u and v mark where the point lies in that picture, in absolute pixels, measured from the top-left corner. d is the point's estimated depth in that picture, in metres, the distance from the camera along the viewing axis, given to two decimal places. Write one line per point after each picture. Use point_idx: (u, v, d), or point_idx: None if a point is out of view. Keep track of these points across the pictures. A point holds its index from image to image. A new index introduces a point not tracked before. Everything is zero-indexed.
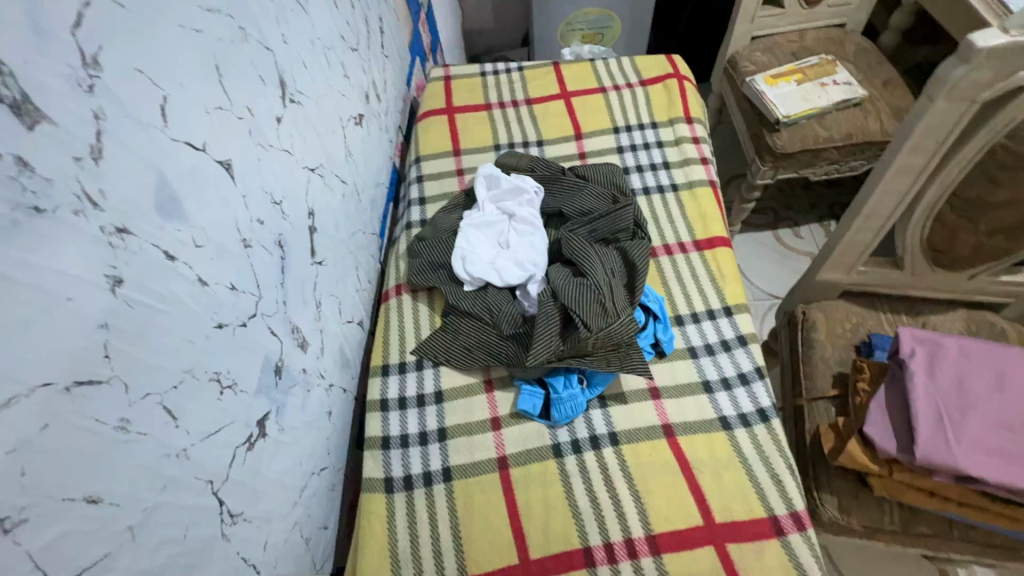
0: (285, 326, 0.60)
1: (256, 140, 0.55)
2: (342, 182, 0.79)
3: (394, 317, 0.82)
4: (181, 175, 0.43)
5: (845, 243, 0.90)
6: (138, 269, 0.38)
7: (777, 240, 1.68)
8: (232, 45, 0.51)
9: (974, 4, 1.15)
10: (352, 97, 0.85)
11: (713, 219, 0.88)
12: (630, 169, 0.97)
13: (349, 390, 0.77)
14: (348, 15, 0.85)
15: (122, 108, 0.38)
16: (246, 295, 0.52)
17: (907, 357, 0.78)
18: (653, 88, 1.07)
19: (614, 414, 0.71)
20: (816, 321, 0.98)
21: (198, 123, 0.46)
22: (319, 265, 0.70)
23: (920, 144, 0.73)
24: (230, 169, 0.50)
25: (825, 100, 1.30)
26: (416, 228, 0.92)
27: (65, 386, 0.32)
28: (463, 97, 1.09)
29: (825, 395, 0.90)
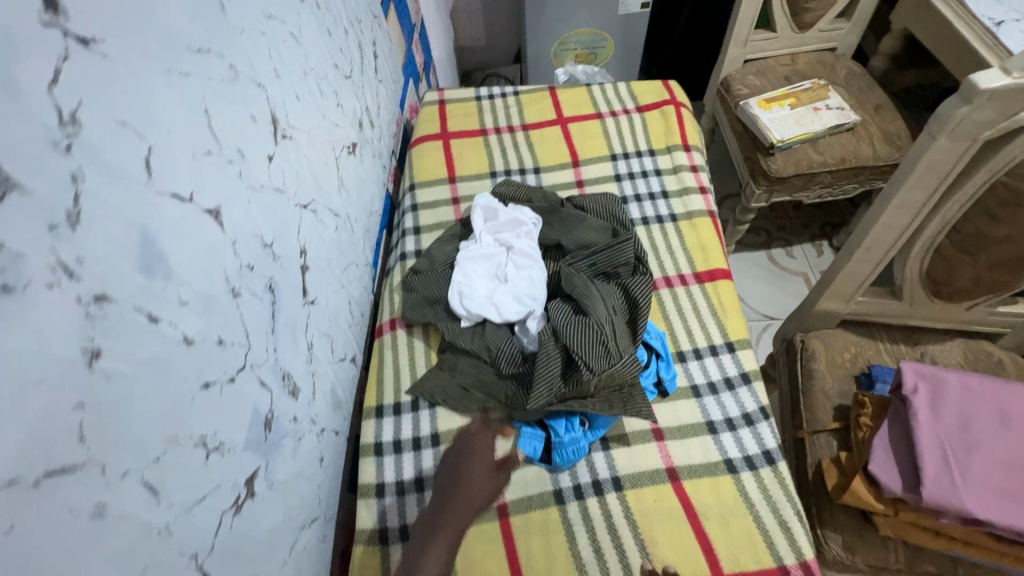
0: (276, 375, 0.57)
1: (246, 182, 0.53)
2: (335, 215, 0.77)
3: (389, 354, 0.79)
4: (167, 229, 0.41)
5: (845, 275, 0.90)
6: (118, 337, 0.35)
7: (771, 260, 1.68)
8: (221, 85, 0.49)
9: (974, 44, 1.16)
10: (345, 126, 0.83)
11: (713, 250, 0.87)
12: (628, 198, 0.95)
13: (341, 431, 0.74)
14: (342, 42, 0.83)
15: (102, 165, 0.35)
16: (234, 348, 0.49)
17: (910, 393, 0.77)
18: (650, 114, 1.06)
19: (616, 457, 0.69)
20: (815, 350, 0.98)
21: (185, 172, 0.43)
22: (311, 304, 0.67)
23: (921, 181, 0.73)
24: (219, 216, 0.48)
25: (818, 125, 1.30)
26: (411, 259, 0.90)
27: (33, 480, 0.29)
28: (458, 122, 1.07)
29: (827, 428, 0.89)
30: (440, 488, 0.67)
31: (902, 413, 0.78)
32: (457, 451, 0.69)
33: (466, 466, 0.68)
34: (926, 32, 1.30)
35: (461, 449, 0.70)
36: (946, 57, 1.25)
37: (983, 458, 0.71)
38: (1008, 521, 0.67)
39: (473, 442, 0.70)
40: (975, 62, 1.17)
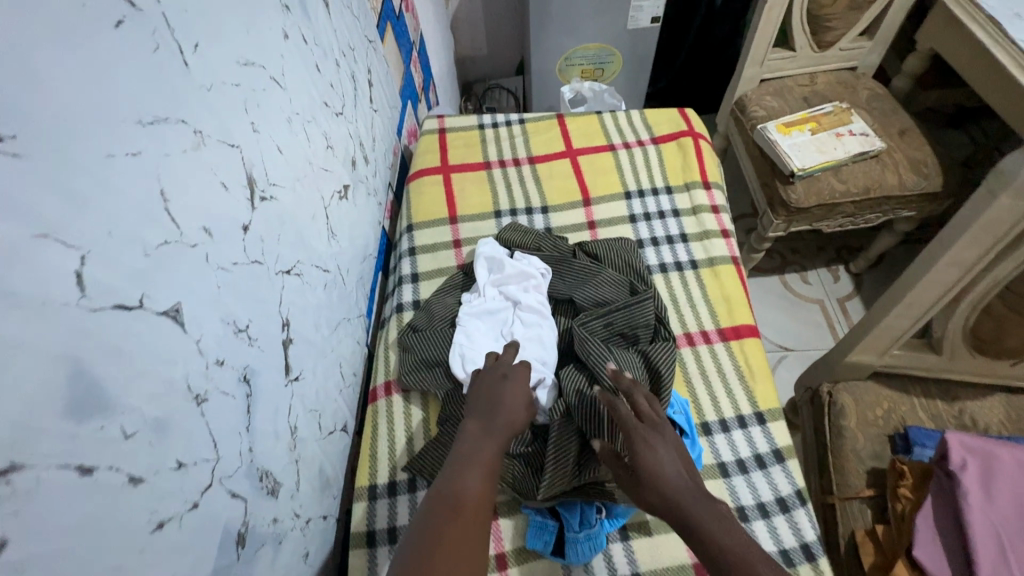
0: (252, 478, 0.50)
1: (215, 263, 0.45)
2: (324, 271, 0.69)
3: (384, 423, 0.72)
4: (107, 352, 0.33)
5: (880, 329, 0.82)
6: (33, 512, 0.28)
7: (785, 286, 1.61)
8: (183, 157, 0.42)
9: None
10: (336, 169, 0.76)
11: (738, 303, 0.80)
12: (644, 241, 0.88)
13: (330, 514, 0.66)
14: (332, 76, 0.75)
15: (10, 297, 0.27)
16: (198, 466, 0.42)
17: (959, 469, 0.70)
18: (666, 147, 0.98)
19: (637, 549, 0.62)
20: (845, 405, 0.90)
21: (134, 274, 0.36)
22: (295, 381, 0.60)
23: (976, 240, 0.65)
24: (179, 315, 0.40)
25: (841, 152, 1.23)
26: (408, 310, 0.82)
27: None
28: (460, 153, 1.00)
29: (860, 495, 0.82)
30: (478, 405, 0.60)
31: (946, 486, 0.72)
32: (501, 373, 0.62)
33: (509, 383, 0.61)
34: (956, 54, 1.23)
35: (497, 370, 0.63)
36: (979, 82, 1.18)
37: None
38: None
39: (512, 368, 0.63)
40: None
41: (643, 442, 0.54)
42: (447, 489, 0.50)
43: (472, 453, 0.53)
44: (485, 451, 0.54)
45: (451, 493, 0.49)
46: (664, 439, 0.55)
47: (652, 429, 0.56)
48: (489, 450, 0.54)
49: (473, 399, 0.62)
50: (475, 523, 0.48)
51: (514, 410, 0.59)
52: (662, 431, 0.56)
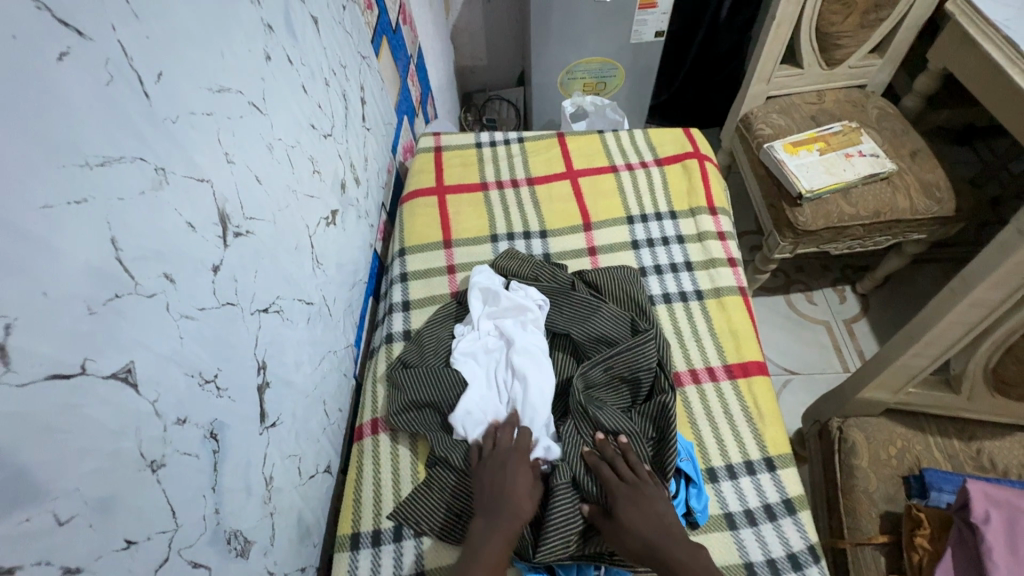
0: (217, 543, 0.45)
1: (178, 313, 0.41)
2: (307, 304, 0.65)
3: (369, 464, 0.68)
4: (35, 432, 0.29)
5: (895, 367, 0.78)
6: None
7: (790, 307, 1.57)
8: (140, 199, 0.38)
9: None
10: (323, 193, 0.72)
11: (747, 338, 0.76)
12: (647, 270, 0.84)
13: (310, 565, 0.62)
14: (321, 96, 0.71)
15: None
16: (153, 541, 0.38)
17: (981, 522, 0.66)
18: (671, 169, 0.95)
19: None
20: (856, 443, 0.86)
21: (72, 337, 0.32)
22: (272, 427, 0.56)
23: (1003, 281, 0.61)
24: (131, 375, 0.36)
25: (850, 173, 1.19)
26: (398, 341, 0.78)
27: None
28: (456, 174, 0.96)
29: (873, 541, 0.78)
30: (485, 497, 0.58)
31: (965, 536, 0.69)
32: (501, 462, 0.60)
33: (510, 468, 0.59)
34: (969, 74, 1.19)
35: (501, 446, 0.62)
36: (993, 102, 1.14)
37: None
38: None
39: (511, 450, 0.61)
40: None
41: (627, 501, 0.57)
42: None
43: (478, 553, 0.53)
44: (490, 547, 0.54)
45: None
46: (646, 495, 0.57)
47: (635, 488, 0.58)
48: (490, 558, 0.53)
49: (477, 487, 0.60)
50: None
51: (523, 498, 0.58)
52: (645, 489, 0.58)
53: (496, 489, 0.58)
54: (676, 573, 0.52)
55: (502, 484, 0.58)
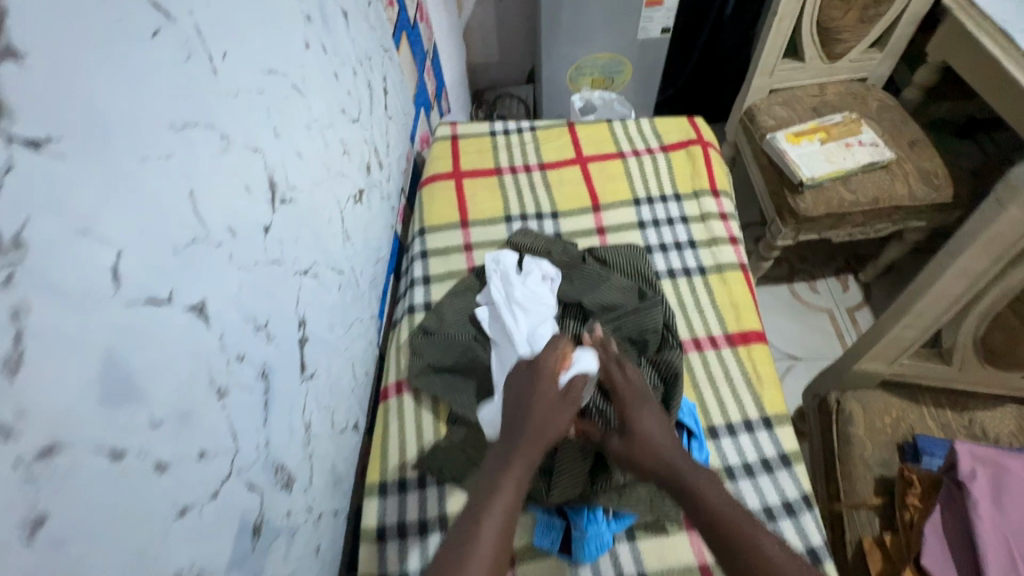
0: (268, 472, 0.51)
1: (238, 264, 0.47)
2: (339, 273, 0.71)
3: (394, 422, 0.73)
4: (137, 347, 0.35)
5: (888, 339, 0.83)
6: (71, 491, 0.30)
7: (794, 295, 1.61)
8: (211, 160, 0.43)
9: None
10: (352, 173, 0.78)
11: (747, 309, 0.81)
12: (653, 248, 0.89)
13: (341, 510, 0.68)
14: (350, 84, 0.77)
15: (57, 289, 0.29)
16: (219, 458, 0.44)
17: (968, 479, 0.70)
18: (676, 155, 1.00)
19: (643, 550, 0.63)
20: (853, 413, 0.90)
21: (163, 271, 0.37)
22: (310, 378, 0.61)
23: (987, 249, 0.65)
24: (204, 311, 0.42)
25: (850, 161, 1.23)
26: (420, 312, 0.84)
27: None
28: (471, 159, 1.02)
29: (868, 503, 0.82)
30: (510, 422, 0.56)
31: (955, 496, 0.72)
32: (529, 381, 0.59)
33: (535, 392, 0.58)
34: (966, 66, 1.23)
35: (531, 365, 0.61)
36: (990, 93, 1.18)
37: None
38: None
39: (537, 372, 0.60)
40: None
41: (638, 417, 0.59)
42: (480, 491, 0.51)
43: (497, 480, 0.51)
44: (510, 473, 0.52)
45: (484, 496, 0.50)
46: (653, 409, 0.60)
47: (642, 397, 0.61)
48: (511, 481, 0.51)
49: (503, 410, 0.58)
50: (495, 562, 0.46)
51: (552, 420, 0.56)
52: (650, 402, 0.61)
53: (521, 414, 0.56)
54: (697, 503, 0.52)
55: (525, 411, 0.56)
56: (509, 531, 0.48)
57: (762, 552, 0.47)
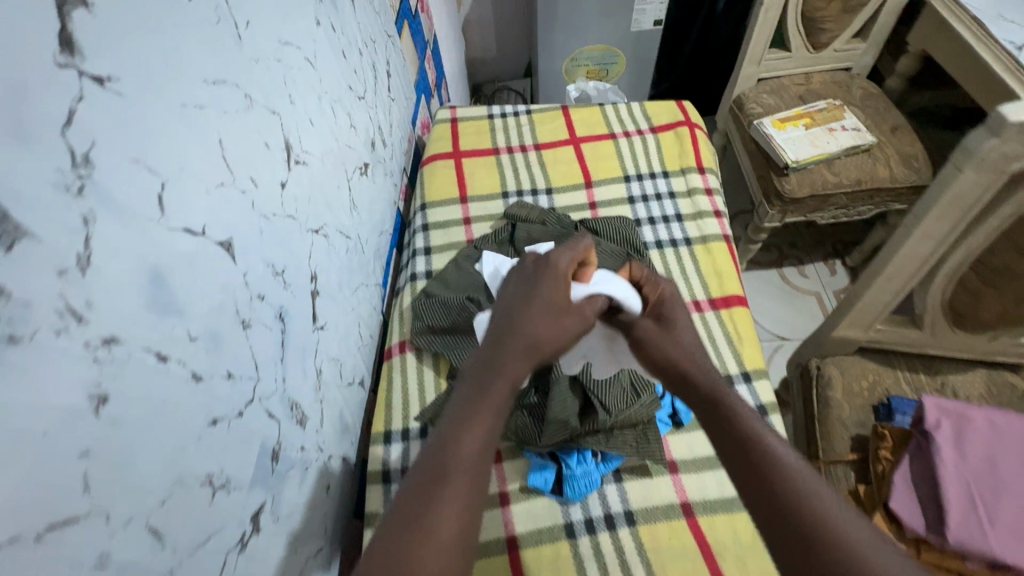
0: (284, 405, 0.56)
1: (258, 211, 0.52)
2: (346, 237, 0.76)
3: (398, 378, 0.78)
4: (178, 268, 0.40)
5: (863, 304, 0.88)
6: (126, 380, 0.34)
7: (783, 279, 1.66)
8: (236, 115, 0.48)
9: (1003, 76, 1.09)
10: (358, 147, 0.83)
11: (729, 276, 0.86)
12: (642, 221, 0.94)
13: (348, 457, 0.73)
14: (356, 63, 0.82)
15: (115, 205, 0.34)
16: (243, 382, 0.48)
17: (933, 429, 0.75)
18: (664, 136, 1.05)
19: (629, 489, 0.68)
20: (832, 377, 0.95)
21: (198, 206, 0.42)
22: (321, 329, 0.66)
23: (947, 212, 0.71)
24: (230, 248, 0.47)
25: (833, 146, 1.29)
26: (421, 280, 0.89)
27: (36, 534, 0.28)
28: (470, 140, 1.07)
29: (844, 459, 0.87)
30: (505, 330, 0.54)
31: (922, 447, 0.76)
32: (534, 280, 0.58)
33: (535, 299, 0.57)
34: (945, 54, 1.28)
35: (541, 270, 0.60)
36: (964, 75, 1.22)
37: (1015, 503, 0.68)
38: None
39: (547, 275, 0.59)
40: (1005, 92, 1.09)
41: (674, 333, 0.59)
42: (463, 398, 0.49)
43: (483, 390, 0.48)
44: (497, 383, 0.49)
45: (469, 400, 0.48)
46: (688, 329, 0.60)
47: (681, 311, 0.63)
48: (501, 384, 0.49)
49: (499, 317, 0.56)
50: (470, 474, 0.44)
51: (542, 327, 0.54)
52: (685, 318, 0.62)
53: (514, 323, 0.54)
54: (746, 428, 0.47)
55: (522, 319, 0.54)
56: (494, 434, 0.46)
57: (811, 488, 0.41)
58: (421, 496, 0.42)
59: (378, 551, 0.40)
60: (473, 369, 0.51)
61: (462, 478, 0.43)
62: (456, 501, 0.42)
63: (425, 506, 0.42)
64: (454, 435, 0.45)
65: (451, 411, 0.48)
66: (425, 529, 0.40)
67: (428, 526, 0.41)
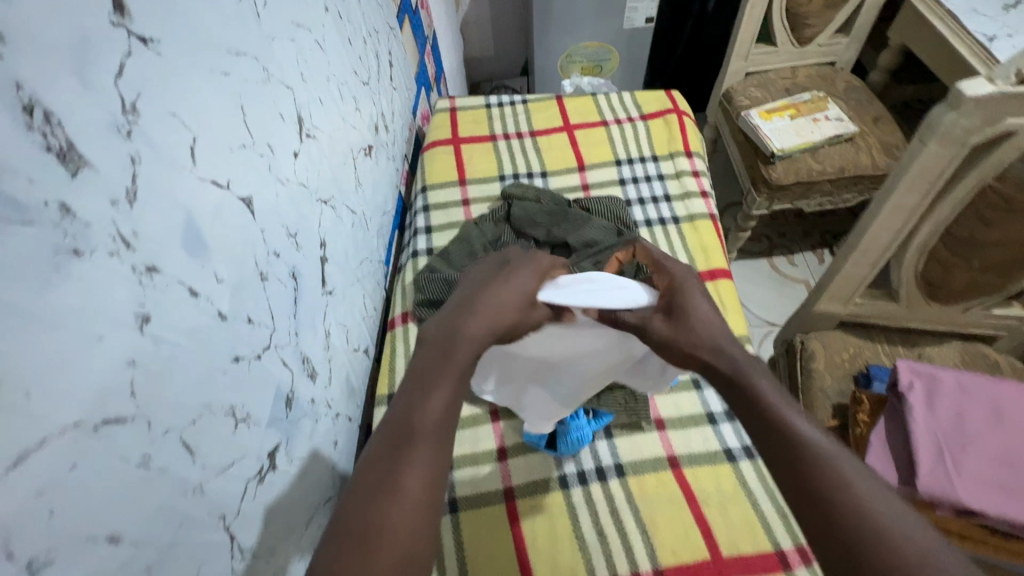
0: (296, 357, 0.60)
1: (274, 175, 0.57)
2: (352, 212, 0.80)
3: (400, 346, 0.83)
4: (207, 214, 0.44)
5: (842, 277, 0.93)
6: (164, 306, 0.39)
7: (772, 268, 1.71)
8: (256, 85, 0.53)
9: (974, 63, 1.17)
10: (362, 129, 0.87)
11: (714, 251, 0.91)
12: (632, 201, 0.99)
13: (354, 419, 0.77)
14: (361, 50, 0.87)
15: (155, 150, 0.38)
16: (261, 328, 0.53)
17: (906, 390, 0.79)
18: (654, 123, 1.10)
19: (619, 444, 0.73)
20: (814, 351, 0.99)
21: (223, 162, 0.47)
22: (329, 294, 0.71)
23: (915, 184, 0.76)
24: (250, 205, 0.51)
25: (817, 135, 1.34)
26: (423, 257, 0.94)
27: (93, 425, 0.33)
28: (469, 128, 1.12)
29: (825, 426, 0.91)
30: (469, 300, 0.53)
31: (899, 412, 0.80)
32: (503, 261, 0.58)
33: (504, 274, 0.56)
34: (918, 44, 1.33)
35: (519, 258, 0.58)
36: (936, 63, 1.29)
37: (979, 454, 0.73)
38: (1001, 512, 0.69)
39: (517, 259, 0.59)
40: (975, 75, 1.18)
41: (680, 300, 0.56)
42: (424, 366, 0.48)
43: (448, 356, 0.49)
44: (460, 350, 0.49)
45: (433, 367, 0.48)
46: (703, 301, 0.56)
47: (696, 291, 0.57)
48: (463, 351, 0.49)
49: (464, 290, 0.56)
50: (434, 438, 0.44)
51: (506, 301, 0.54)
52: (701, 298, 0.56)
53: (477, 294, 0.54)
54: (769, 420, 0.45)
55: (485, 290, 0.54)
56: (456, 403, 0.47)
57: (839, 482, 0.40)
58: (388, 459, 0.43)
59: (346, 512, 0.41)
60: (434, 340, 0.51)
61: (428, 444, 0.44)
62: (421, 464, 0.43)
63: (391, 471, 0.42)
64: (416, 402, 0.46)
65: (413, 376, 0.48)
66: (391, 491, 0.41)
67: (396, 487, 0.41)
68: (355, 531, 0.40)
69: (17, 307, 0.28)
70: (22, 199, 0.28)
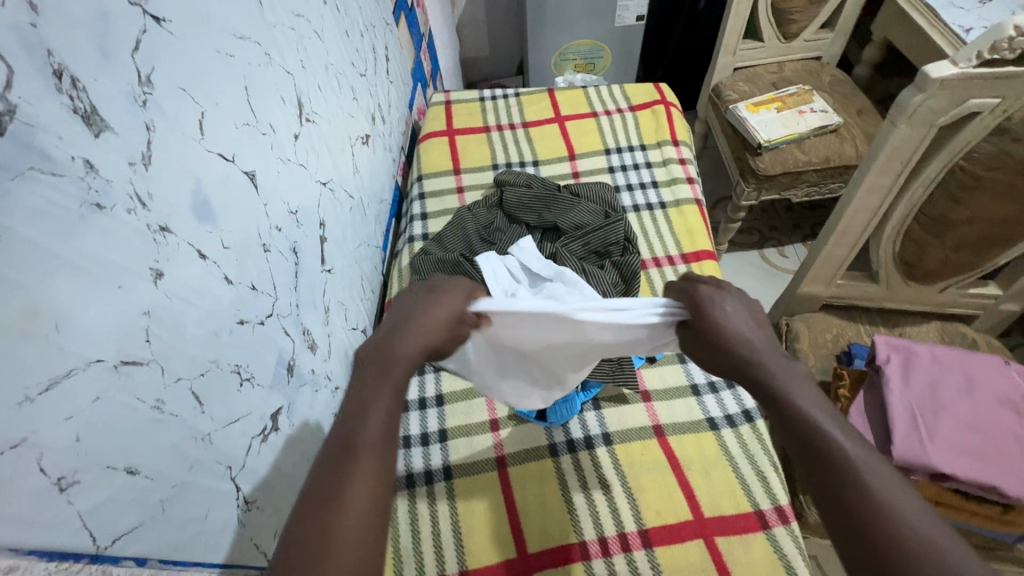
0: (297, 328, 0.63)
1: (276, 154, 0.60)
2: (350, 196, 0.84)
3: None
4: (214, 184, 0.48)
5: (823, 259, 0.98)
6: (175, 264, 0.42)
7: (763, 259, 1.74)
8: (259, 68, 0.57)
9: (937, 43, 1.24)
10: (360, 118, 0.91)
11: (699, 233, 0.94)
12: (621, 188, 1.03)
13: None
14: (358, 43, 0.91)
15: (167, 120, 0.42)
16: (264, 296, 0.56)
17: (883, 363, 0.83)
18: (642, 113, 1.14)
19: (607, 415, 0.76)
20: (799, 332, 1.02)
21: (228, 137, 0.50)
22: (328, 272, 0.74)
23: (887, 165, 0.80)
24: (254, 179, 0.55)
25: (803, 127, 1.38)
26: (418, 242, 0.97)
27: (114, 364, 0.36)
28: (463, 120, 1.15)
29: None
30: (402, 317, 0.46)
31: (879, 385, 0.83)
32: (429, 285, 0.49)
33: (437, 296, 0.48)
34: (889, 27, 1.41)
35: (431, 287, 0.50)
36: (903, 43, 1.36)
37: (952, 421, 0.77)
38: (971, 475, 0.73)
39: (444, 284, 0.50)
40: (937, 56, 1.25)
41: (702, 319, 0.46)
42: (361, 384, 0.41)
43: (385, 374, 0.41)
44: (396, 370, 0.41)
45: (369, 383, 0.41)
46: (739, 313, 0.45)
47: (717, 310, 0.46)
48: (401, 366, 0.42)
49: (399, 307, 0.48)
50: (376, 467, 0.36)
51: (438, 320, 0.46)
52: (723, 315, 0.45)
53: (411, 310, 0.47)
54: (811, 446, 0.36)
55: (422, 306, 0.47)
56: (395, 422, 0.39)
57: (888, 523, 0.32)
58: (331, 473, 0.36)
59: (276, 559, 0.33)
60: (368, 353, 0.43)
61: (370, 467, 0.36)
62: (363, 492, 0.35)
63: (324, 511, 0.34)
64: (353, 422, 0.38)
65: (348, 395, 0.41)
66: (336, 512, 0.34)
67: (334, 523, 0.34)
68: (295, 566, 0.32)
69: (49, 249, 0.31)
70: (52, 153, 0.32)
